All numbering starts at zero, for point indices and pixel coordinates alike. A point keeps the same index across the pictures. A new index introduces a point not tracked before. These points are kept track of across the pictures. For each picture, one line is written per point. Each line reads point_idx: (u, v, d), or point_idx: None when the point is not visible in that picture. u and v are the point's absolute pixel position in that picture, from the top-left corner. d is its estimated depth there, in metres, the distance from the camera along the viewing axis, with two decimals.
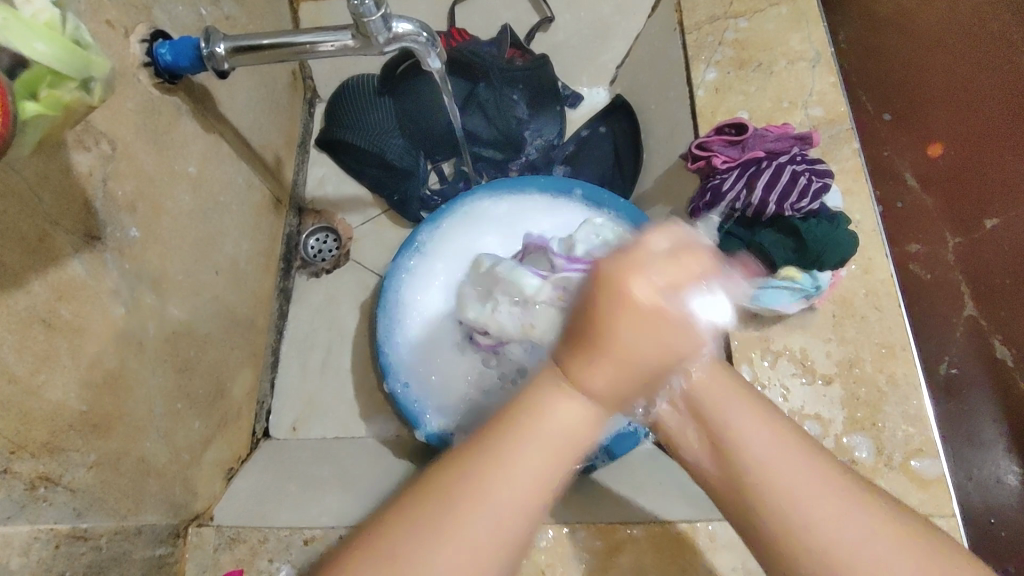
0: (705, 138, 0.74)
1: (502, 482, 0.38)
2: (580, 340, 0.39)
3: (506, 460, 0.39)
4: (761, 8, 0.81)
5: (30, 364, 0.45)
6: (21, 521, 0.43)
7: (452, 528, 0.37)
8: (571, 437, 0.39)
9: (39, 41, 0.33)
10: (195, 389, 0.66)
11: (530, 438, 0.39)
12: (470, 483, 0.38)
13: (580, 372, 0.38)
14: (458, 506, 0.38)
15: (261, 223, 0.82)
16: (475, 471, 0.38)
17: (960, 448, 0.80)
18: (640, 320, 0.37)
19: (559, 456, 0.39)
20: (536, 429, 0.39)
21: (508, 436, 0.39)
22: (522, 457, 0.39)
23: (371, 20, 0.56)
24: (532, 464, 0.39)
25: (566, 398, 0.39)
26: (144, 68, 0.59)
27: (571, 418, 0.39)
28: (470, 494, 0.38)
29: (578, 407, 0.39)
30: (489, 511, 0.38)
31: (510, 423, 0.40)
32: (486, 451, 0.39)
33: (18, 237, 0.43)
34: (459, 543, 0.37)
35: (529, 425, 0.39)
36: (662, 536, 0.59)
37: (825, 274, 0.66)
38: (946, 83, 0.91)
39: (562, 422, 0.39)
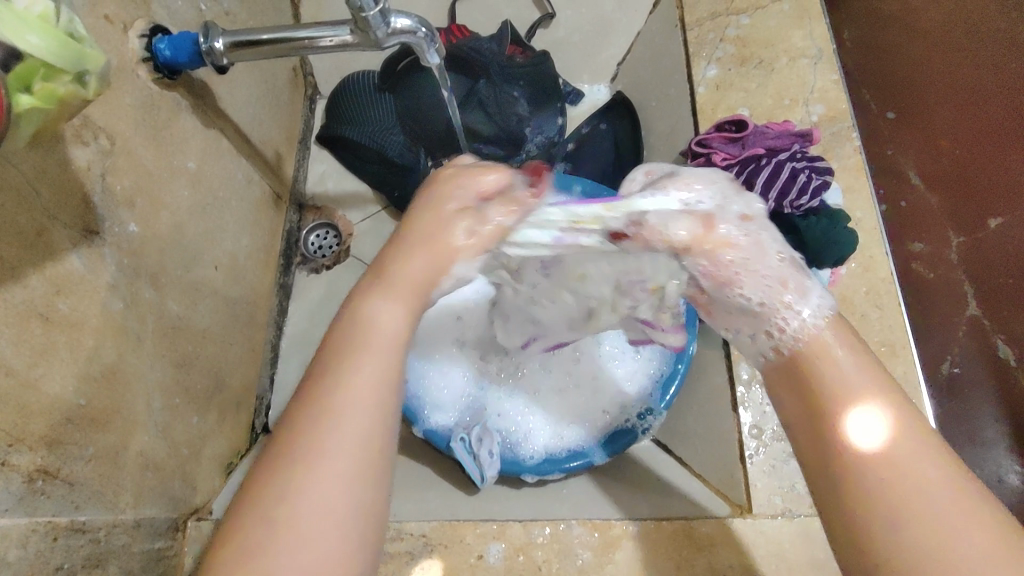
0: (705, 135, 0.74)
1: (337, 419, 0.38)
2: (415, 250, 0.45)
3: (346, 388, 0.39)
4: (763, 5, 0.81)
5: (28, 357, 0.45)
6: (19, 513, 0.44)
7: (308, 456, 0.37)
8: (394, 344, 0.42)
9: (32, 33, 0.33)
10: (195, 384, 0.66)
11: (367, 353, 0.41)
12: (315, 418, 0.38)
13: (397, 265, 0.44)
14: (303, 455, 0.37)
15: (261, 219, 0.82)
16: (305, 414, 0.39)
17: (964, 445, 0.80)
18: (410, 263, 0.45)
19: (394, 362, 0.41)
20: (365, 338, 0.41)
21: (338, 367, 0.40)
22: (360, 376, 0.40)
23: (369, 15, 0.56)
24: (366, 379, 0.40)
25: (380, 299, 0.43)
26: (144, 63, 0.59)
27: (394, 324, 0.42)
28: (311, 432, 0.38)
29: (394, 313, 0.43)
30: (335, 439, 0.38)
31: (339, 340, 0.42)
32: (323, 393, 0.39)
33: (15, 230, 0.44)
34: (321, 491, 0.36)
35: (359, 337, 0.41)
36: (659, 532, 0.59)
37: (824, 272, 0.66)
38: (955, 75, 0.91)
39: (383, 327, 0.42)
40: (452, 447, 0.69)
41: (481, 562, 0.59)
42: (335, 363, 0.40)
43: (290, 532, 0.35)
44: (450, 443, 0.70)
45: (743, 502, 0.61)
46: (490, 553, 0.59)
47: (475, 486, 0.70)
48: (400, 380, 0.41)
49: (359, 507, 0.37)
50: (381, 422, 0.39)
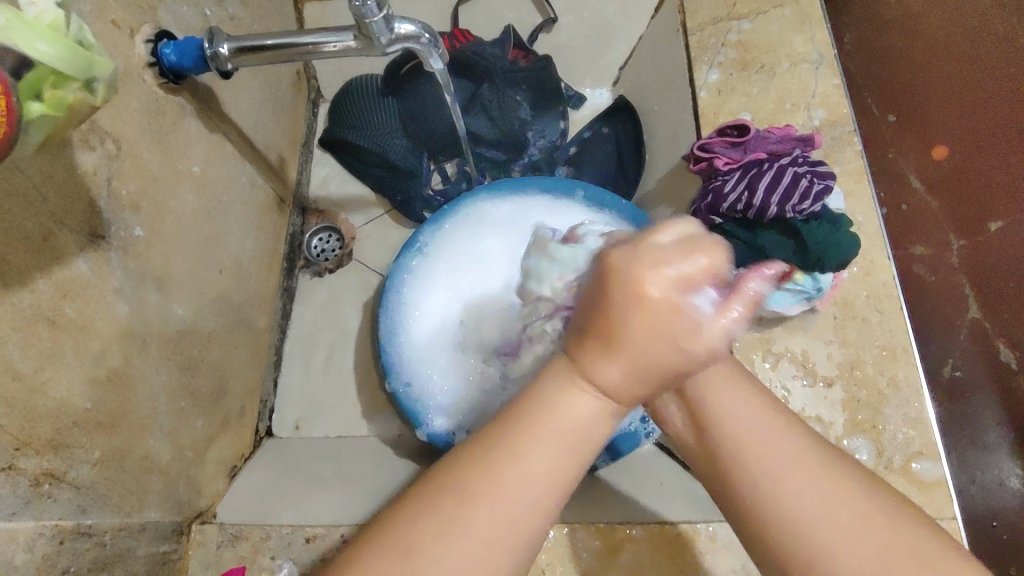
0: (707, 139, 0.74)
1: (507, 483, 0.37)
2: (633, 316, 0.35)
3: (523, 449, 0.38)
4: (764, 10, 0.81)
5: (34, 361, 0.45)
6: (26, 516, 0.44)
7: (460, 517, 0.37)
8: (584, 431, 0.38)
9: (41, 41, 0.33)
10: (199, 387, 0.67)
11: (540, 435, 0.38)
12: (482, 477, 0.37)
13: (597, 359, 0.37)
14: (450, 520, 0.37)
15: (264, 223, 0.83)
16: (471, 482, 0.37)
17: (962, 448, 0.82)
18: (647, 314, 0.35)
19: (576, 447, 0.38)
20: (552, 424, 0.38)
21: (513, 431, 0.38)
22: (528, 460, 0.38)
23: (373, 21, 0.57)
24: (536, 460, 0.38)
25: (574, 390, 0.38)
26: (149, 69, 0.59)
27: (581, 412, 0.38)
28: (485, 482, 0.37)
29: (589, 399, 0.38)
30: (500, 495, 0.37)
31: (522, 417, 0.39)
32: (495, 457, 0.38)
33: (23, 235, 0.44)
34: (450, 567, 0.36)
35: (541, 418, 0.38)
36: (662, 537, 0.59)
37: (825, 276, 0.66)
38: (957, 81, 0.88)
39: (576, 417, 0.38)
40: None
41: None
42: (503, 429, 0.39)
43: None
44: None
45: None
46: None
47: None
48: (571, 469, 0.39)
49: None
50: (539, 511, 0.38)
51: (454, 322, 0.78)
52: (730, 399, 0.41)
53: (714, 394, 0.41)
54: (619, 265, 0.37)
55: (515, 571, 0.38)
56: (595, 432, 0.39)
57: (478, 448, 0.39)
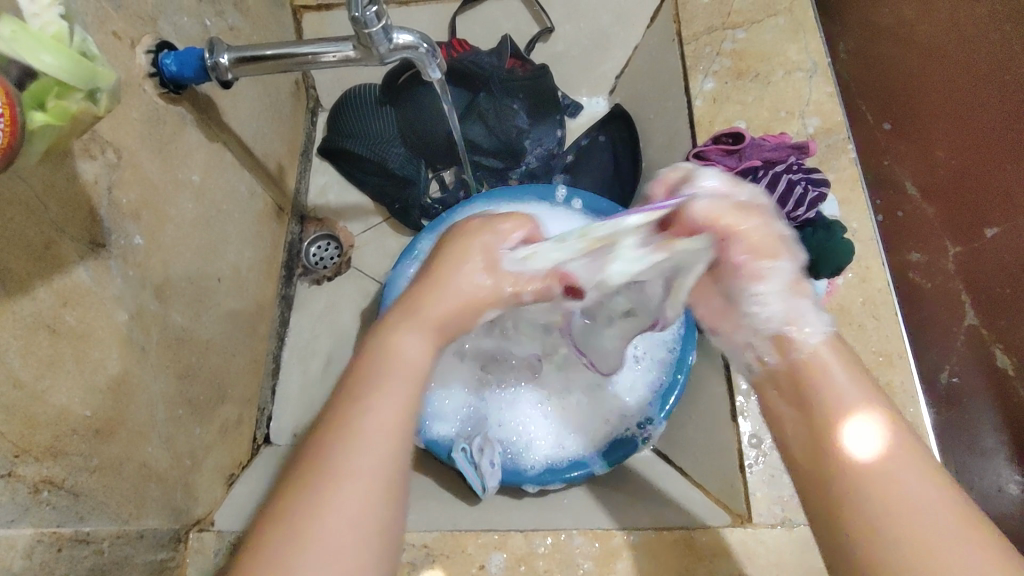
0: (702, 147, 0.74)
1: (361, 439, 0.41)
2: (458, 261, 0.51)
3: (365, 400, 0.42)
4: (759, 19, 0.82)
5: (35, 368, 0.45)
6: (24, 523, 0.44)
7: (331, 479, 0.39)
8: (414, 366, 0.46)
9: (46, 53, 0.34)
10: (197, 395, 0.67)
11: (389, 379, 0.44)
12: (333, 449, 0.40)
13: (423, 304, 0.49)
14: (314, 496, 0.38)
15: (263, 231, 0.83)
16: (331, 453, 0.40)
17: (961, 457, 0.81)
18: (441, 279, 0.50)
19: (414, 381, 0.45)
20: (393, 363, 0.45)
21: (364, 394, 0.43)
22: (380, 402, 0.43)
23: (372, 31, 0.57)
24: (385, 405, 0.43)
25: (405, 333, 0.47)
26: (150, 79, 0.60)
27: (414, 352, 0.46)
28: (339, 446, 0.40)
29: (410, 339, 0.47)
30: (361, 446, 0.40)
31: (364, 368, 0.45)
32: (357, 420, 0.42)
33: (24, 243, 0.44)
34: (331, 536, 0.37)
35: (383, 364, 0.45)
36: (659, 542, 0.59)
37: (820, 282, 0.67)
38: (956, 85, 0.92)
39: (408, 356, 0.46)
40: (455, 459, 0.68)
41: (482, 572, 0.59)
42: (352, 408, 0.42)
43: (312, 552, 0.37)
44: (452, 453, 0.69)
45: (743, 512, 0.61)
46: (491, 563, 0.59)
47: (477, 495, 0.70)
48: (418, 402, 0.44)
49: (377, 521, 0.39)
50: (394, 435, 0.42)
51: None
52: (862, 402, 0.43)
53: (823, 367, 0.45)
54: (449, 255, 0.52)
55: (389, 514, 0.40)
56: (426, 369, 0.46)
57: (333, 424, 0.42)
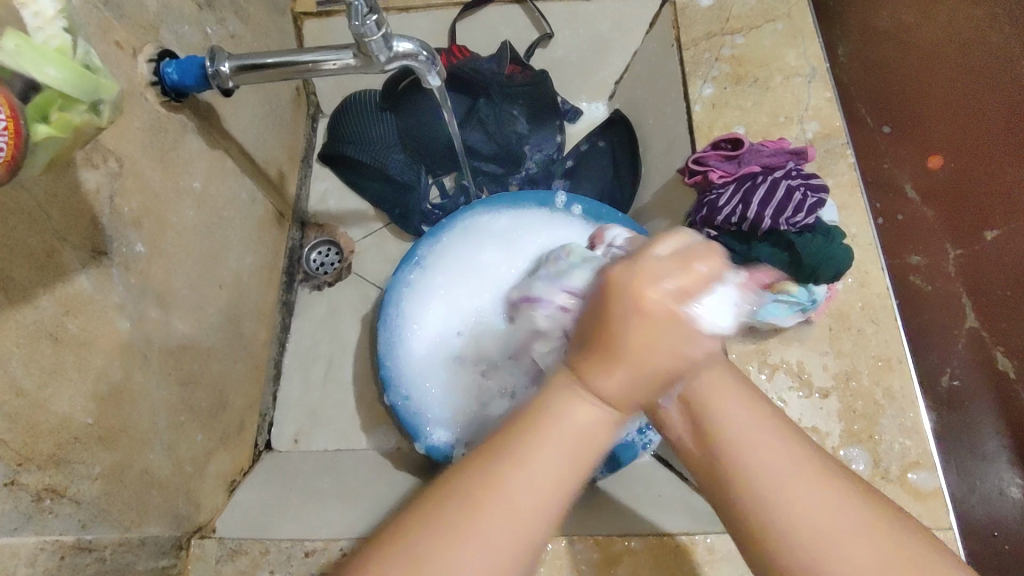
0: (701, 153, 0.75)
1: (511, 504, 0.37)
2: (652, 296, 0.38)
3: (521, 457, 0.38)
4: (757, 25, 0.83)
5: (37, 377, 0.45)
6: (28, 532, 0.44)
7: (466, 531, 0.36)
8: (585, 432, 0.38)
9: (51, 66, 0.34)
10: (199, 402, 0.67)
11: (544, 442, 0.38)
12: (456, 510, 0.37)
13: (578, 357, 0.41)
14: (467, 527, 0.36)
15: (264, 237, 0.83)
16: (471, 496, 0.37)
17: (963, 461, 0.81)
18: (655, 324, 0.37)
19: (576, 459, 0.38)
20: (546, 427, 0.38)
21: (503, 458, 0.38)
22: (529, 469, 0.37)
23: (372, 40, 0.58)
24: (538, 474, 0.37)
25: (579, 396, 0.38)
26: (151, 87, 0.60)
27: (583, 420, 0.38)
28: (500, 502, 0.37)
29: (592, 410, 0.38)
30: (505, 500, 0.37)
31: (519, 426, 0.39)
32: (491, 476, 0.37)
33: (27, 253, 0.44)
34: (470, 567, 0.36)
35: (538, 427, 0.38)
36: (661, 548, 0.59)
37: (820, 288, 0.67)
38: (956, 85, 0.92)
39: (576, 424, 0.38)
40: None
41: None
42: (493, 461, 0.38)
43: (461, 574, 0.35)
44: None
45: None
46: None
47: None
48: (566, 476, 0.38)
49: (523, 556, 0.37)
50: (546, 518, 0.38)
51: (452, 335, 0.78)
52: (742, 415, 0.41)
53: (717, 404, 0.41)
54: (624, 277, 0.39)
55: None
56: (597, 439, 0.38)
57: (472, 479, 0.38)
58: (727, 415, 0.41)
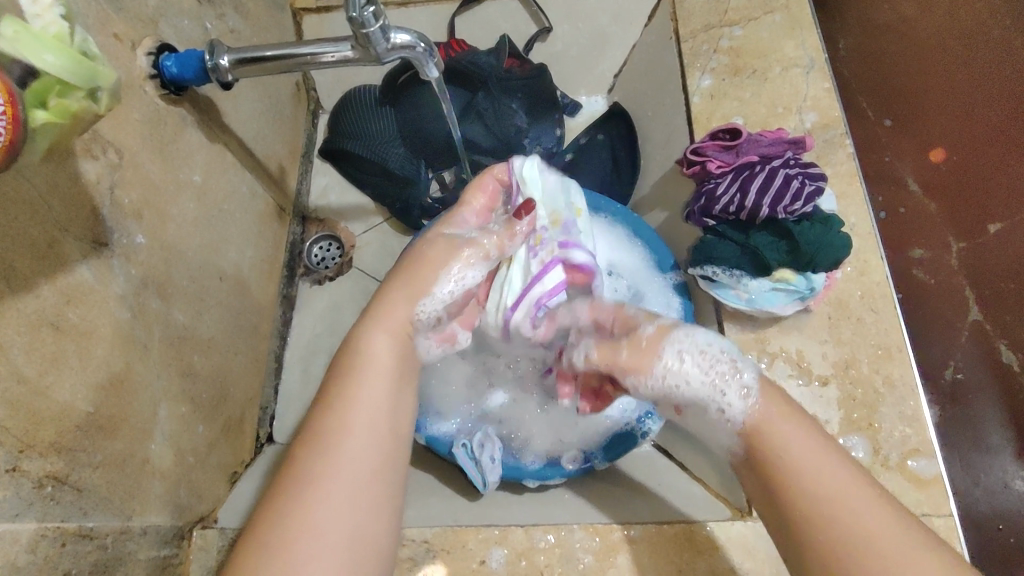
0: (700, 143, 0.75)
1: (347, 438, 0.48)
2: (398, 292, 0.59)
3: (349, 423, 0.49)
4: (755, 16, 0.83)
5: (38, 365, 0.46)
6: (29, 518, 0.45)
7: (312, 487, 0.46)
8: (385, 360, 0.54)
9: (48, 53, 0.35)
10: (200, 393, 0.68)
11: (363, 375, 0.52)
12: (303, 480, 0.46)
13: (364, 343, 0.55)
14: (316, 471, 0.46)
15: (265, 231, 0.84)
16: (304, 451, 0.48)
17: (964, 452, 0.83)
18: (418, 281, 0.60)
19: (382, 381, 0.53)
20: (363, 364, 0.53)
21: (335, 406, 0.50)
22: (355, 407, 0.50)
23: (370, 31, 0.58)
24: (356, 417, 0.50)
25: (374, 337, 0.55)
26: (151, 80, 0.61)
27: (380, 350, 0.54)
28: (321, 461, 0.47)
29: (383, 343, 0.55)
30: (349, 440, 0.48)
31: (332, 384, 0.52)
32: (325, 424, 0.49)
33: (27, 241, 0.45)
34: (334, 490, 0.46)
35: (357, 366, 0.53)
36: (660, 537, 0.59)
37: (819, 276, 0.67)
38: (954, 86, 0.94)
39: (377, 354, 0.54)
40: (455, 454, 0.70)
41: (483, 567, 0.59)
42: (324, 418, 0.49)
43: (323, 504, 0.45)
44: (453, 448, 0.71)
45: (743, 505, 0.62)
46: (492, 558, 0.60)
47: (478, 492, 0.70)
48: (390, 393, 0.52)
49: (365, 491, 0.47)
50: (378, 437, 0.50)
51: None
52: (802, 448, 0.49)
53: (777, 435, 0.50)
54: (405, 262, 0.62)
55: (379, 527, 0.47)
56: (392, 364, 0.54)
57: (301, 448, 0.48)
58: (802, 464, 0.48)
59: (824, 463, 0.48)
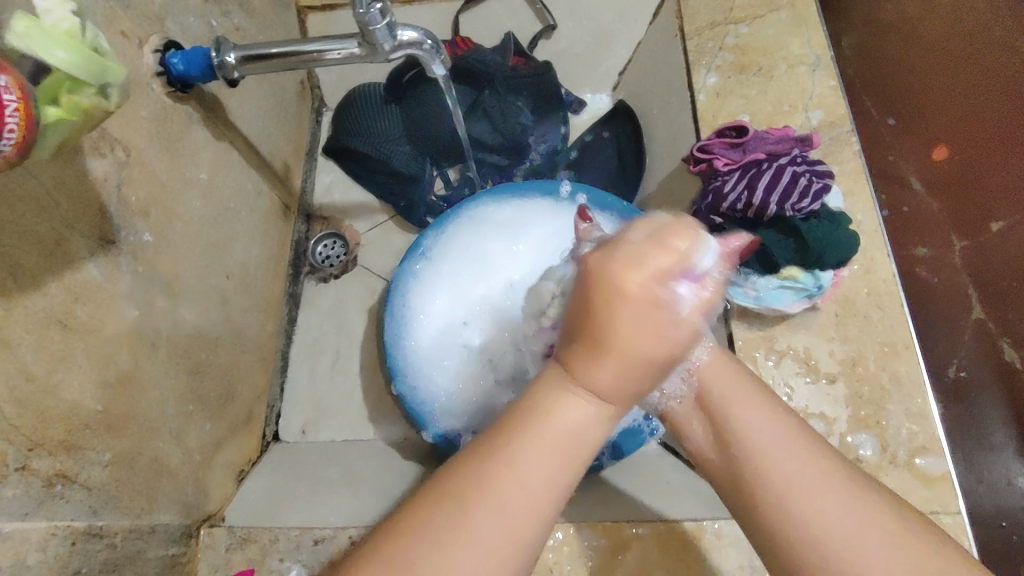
0: (706, 141, 0.75)
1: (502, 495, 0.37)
2: (639, 332, 0.37)
3: (518, 466, 0.38)
4: (761, 14, 0.82)
5: (47, 363, 0.46)
6: (39, 517, 0.44)
7: (456, 541, 0.36)
8: (571, 433, 0.39)
9: (59, 48, 0.34)
10: (207, 391, 0.67)
11: (531, 431, 0.39)
12: (445, 533, 0.37)
13: (579, 374, 0.39)
14: (466, 516, 0.37)
15: (270, 230, 0.84)
16: (455, 491, 0.38)
17: (970, 451, 0.82)
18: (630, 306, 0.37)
19: (568, 449, 0.39)
20: (545, 423, 0.39)
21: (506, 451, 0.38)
22: (533, 460, 0.38)
23: (376, 28, 0.58)
24: (532, 463, 0.38)
25: (568, 390, 0.39)
26: (157, 78, 0.61)
27: (573, 414, 0.39)
28: (461, 516, 0.37)
29: (583, 405, 0.39)
30: (513, 489, 0.38)
31: (517, 420, 0.40)
32: (488, 462, 0.38)
33: (36, 240, 0.45)
34: (486, 525, 0.37)
35: (531, 422, 0.39)
36: (669, 534, 0.59)
37: (827, 274, 0.67)
38: (959, 82, 0.94)
39: (565, 422, 0.39)
40: None
41: None
42: (493, 452, 0.39)
43: (469, 547, 0.36)
44: None
45: None
46: None
47: None
48: (569, 464, 0.39)
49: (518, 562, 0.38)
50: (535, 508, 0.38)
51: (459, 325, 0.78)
52: (751, 409, 0.45)
53: (714, 388, 0.47)
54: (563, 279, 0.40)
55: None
56: (588, 438, 0.39)
57: (448, 490, 0.38)
58: (741, 411, 0.45)
59: (775, 433, 0.43)
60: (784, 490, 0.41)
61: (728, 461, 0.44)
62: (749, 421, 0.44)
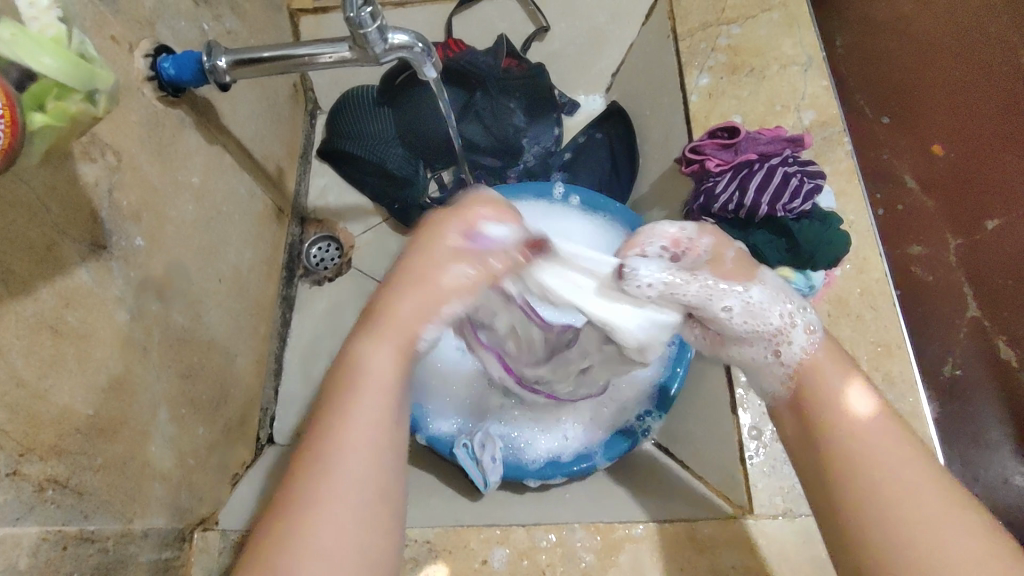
0: (698, 142, 0.75)
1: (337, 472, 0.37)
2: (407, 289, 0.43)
3: (335, 444, 0.38)
4: (753, 14, 0.83)
5: (37, 369, 0.46)
6: (29, 522, 0.44)
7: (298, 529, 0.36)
8: (384, 377, 0.41)
9: (46, 55, 0.34)
10: (200, 395, 0.67)
11: (357, 395, 0.40)
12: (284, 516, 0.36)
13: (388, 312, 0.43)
14: (313, 490, 0.37)
15: (264, 233, 0.84)
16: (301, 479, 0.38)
17: (964, 450, 0.83)
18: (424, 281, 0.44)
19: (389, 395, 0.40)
20: (359, 378, 0.41)
21: (331, 418, 0.39)
22: (354, 412, 0.39)
23: (367, 31, 0.58)
24: (359, 416, 0.39)
25: (373, 343, 0.42)
26: (148, 82, 0.61)
27: (383, 361, 0.41)
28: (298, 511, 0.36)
29: (384, 350, 0.42)
30: (341, 461, 0.38)
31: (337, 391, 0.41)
32: (320, 436, 0.39)
33: (27, 245, 0.45)
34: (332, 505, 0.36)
35: (352, 383, 0.41)
36: (661, 534, 0.60)
37: (818, 274, 0.67)
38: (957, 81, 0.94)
39: (375, 367, 0.41)
40: (456, 455, 0.70)
41: (485, 567, 0.59)
42: (322, 425, 0.39)
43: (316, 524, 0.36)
44: (453, 449, 0.71)
45: (745, 503, 0.61)
46: (494, 558, 0.60)
47: (480, 492, 0.71)
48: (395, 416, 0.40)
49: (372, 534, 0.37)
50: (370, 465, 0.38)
51: None
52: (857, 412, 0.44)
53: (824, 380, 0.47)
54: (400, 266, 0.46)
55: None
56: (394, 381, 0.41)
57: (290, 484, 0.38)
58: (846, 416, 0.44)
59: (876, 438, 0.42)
60: (883, 490, 0.40)
61: (815, 448, 0.44)
62: (847, 418, 0.44)
